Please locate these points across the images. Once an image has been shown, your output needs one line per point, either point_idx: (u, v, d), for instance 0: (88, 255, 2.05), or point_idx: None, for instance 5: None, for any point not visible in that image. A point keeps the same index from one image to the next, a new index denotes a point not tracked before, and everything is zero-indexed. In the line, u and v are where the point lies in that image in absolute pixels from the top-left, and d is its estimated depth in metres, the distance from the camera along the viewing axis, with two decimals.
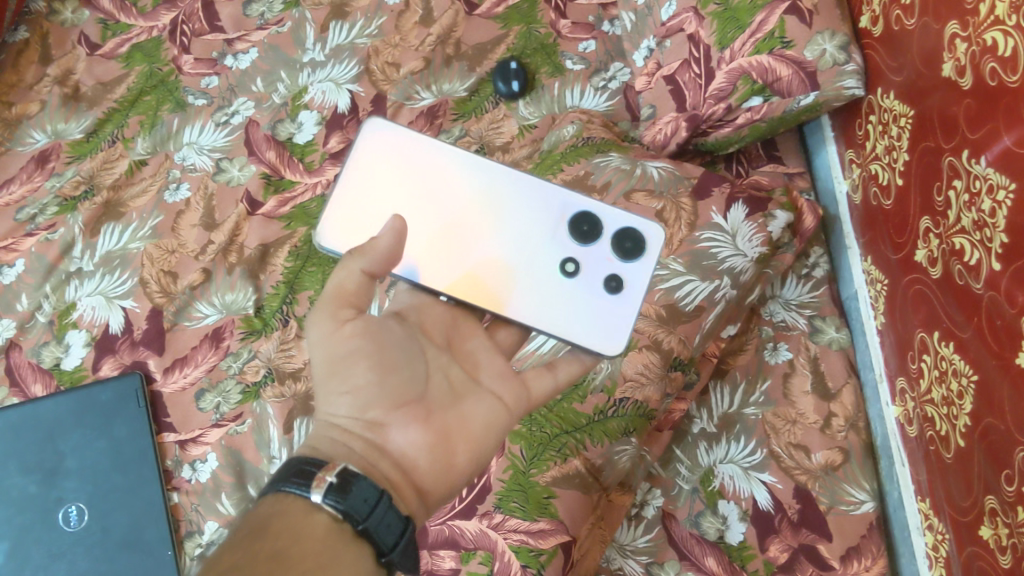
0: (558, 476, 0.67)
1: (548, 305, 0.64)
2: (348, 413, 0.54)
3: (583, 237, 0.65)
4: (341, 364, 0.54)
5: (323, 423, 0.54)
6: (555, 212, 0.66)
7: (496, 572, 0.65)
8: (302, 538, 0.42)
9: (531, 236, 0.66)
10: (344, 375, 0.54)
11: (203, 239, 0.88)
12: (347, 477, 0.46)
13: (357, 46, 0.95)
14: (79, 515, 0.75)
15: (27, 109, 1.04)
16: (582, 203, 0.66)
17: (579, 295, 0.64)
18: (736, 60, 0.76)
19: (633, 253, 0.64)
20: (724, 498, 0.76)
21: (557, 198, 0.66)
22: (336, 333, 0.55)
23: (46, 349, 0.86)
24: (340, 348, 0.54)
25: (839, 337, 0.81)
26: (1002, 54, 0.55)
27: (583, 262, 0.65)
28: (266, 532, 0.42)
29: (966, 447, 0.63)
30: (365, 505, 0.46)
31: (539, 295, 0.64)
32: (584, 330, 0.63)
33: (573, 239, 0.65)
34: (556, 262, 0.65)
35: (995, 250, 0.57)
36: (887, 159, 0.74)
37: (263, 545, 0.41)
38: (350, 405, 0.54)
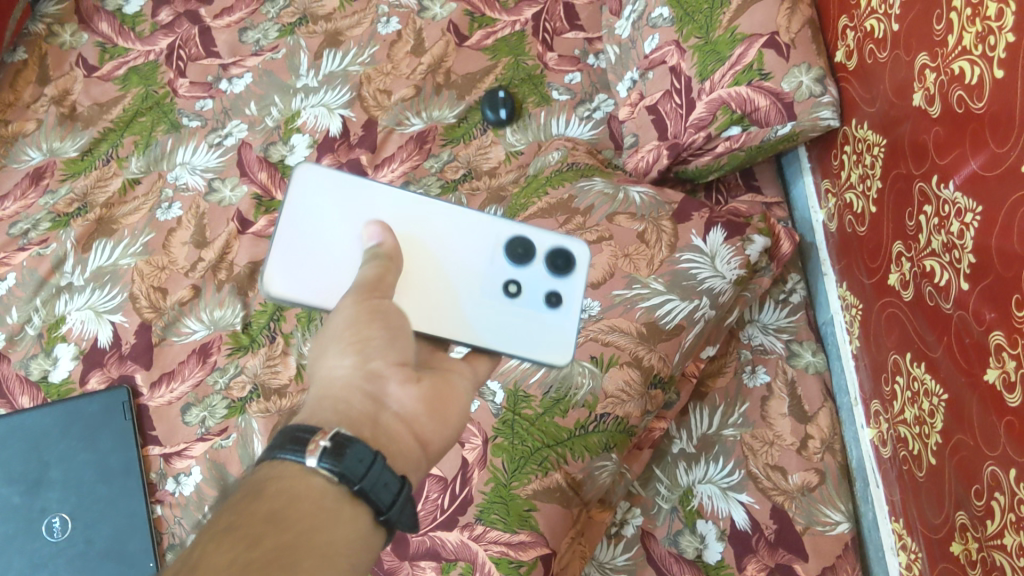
0: (539, 489, 0.67)
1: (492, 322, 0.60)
2: (350, 365, 0.47)
3: (519, 261, 0.62)
4: (362, 324, 0.49)
5: (321, 384, 0.47)
6: (490, 239, 0.62)
7: None
8: (301, 504, 0.39)
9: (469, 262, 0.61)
10: (356, 330, 0.48)
11: (193, 257, 0.90)
12: (342, 439, 0.42)
13: (349, 73, 0.98)
14: (62, 525, 0.76)
15: (24, 128, 1.06)
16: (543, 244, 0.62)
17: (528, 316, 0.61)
18: (716, 91, 0.78)
19: (566, 270, 0.62)
20: (703, 517, 0.77)
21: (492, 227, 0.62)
22: (363, 305, 0.50)
23: (34, 362, 0.87)
24: (364, 312, 0.49)
25: (816, 361, 0.83)
26: (969, 81, 0.57)
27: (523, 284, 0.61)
28: (263, 496, 0.39)
29: (937, 464, 0.65)
30: (360, 465, 0.42)
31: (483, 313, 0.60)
32: (534, 343, 0.60)
33: (509, 263, 0.62)
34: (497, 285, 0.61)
35: (964, 270, 0.59)
36: (861, 187, 0.77)
37: (260, 506, 0.38)
38: (354, 356, 0.48)
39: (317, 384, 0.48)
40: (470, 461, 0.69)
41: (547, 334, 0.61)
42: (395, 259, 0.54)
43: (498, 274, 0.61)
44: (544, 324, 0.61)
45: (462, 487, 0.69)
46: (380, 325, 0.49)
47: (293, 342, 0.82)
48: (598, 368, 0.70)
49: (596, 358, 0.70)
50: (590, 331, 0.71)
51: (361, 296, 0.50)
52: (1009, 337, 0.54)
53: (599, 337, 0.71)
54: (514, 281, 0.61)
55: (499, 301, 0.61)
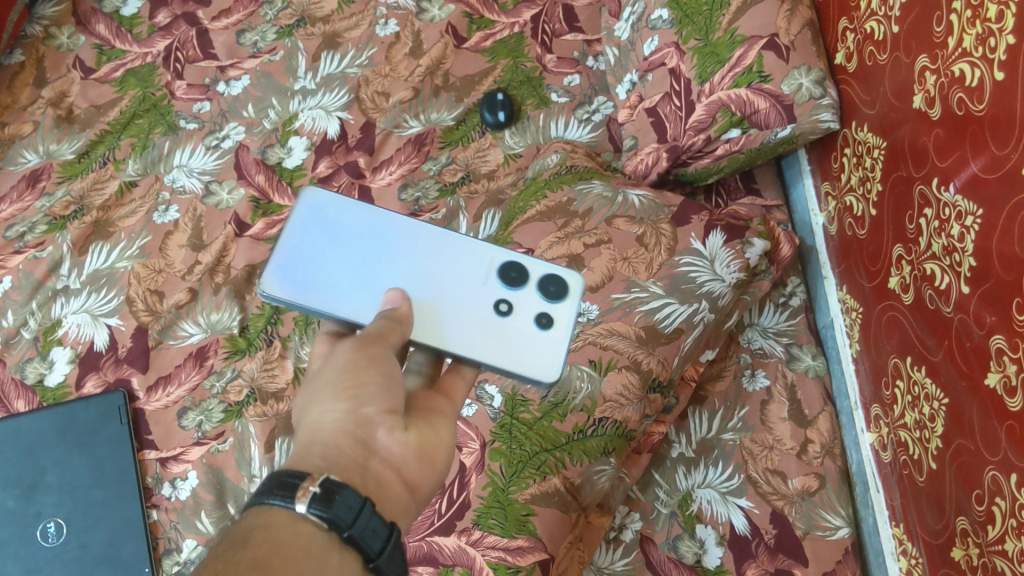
0: (537, 494, 0.67)
1: (483, 341, 0.57)
2: (342, 412, 0.46)
3: (511, 283, 0.59)
4: (360, 372, 0.47)
5: (309, 428, 0.46)
6: (483, 261, 0.60)
7: None
8: (286, 553, 0.37)
9: (461, 281, 0.59)
10: (353, 379, 0.47)
11: (190, 260, 0.89)
12: (331, 484, 0.40)
13: (347, 75, 0.98)
14: (57, 530, 0.75)
15: (20, 130, 1.05)
16: (537, 268, 0.60)
17: (518, 338, 0.58)
18: (716, 93, 0.78)
19: (559, 296, 0.59)
20: (702, 522, 0.76)
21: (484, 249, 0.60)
22: (359, 353, 0.48)
23: (29, 365, 0.86)
24: (361, 359, 0.48)
25: (816, 365, 0.82)
26: (969, 84, 0.57)
27: (516, 305, 0.59)
28: (247, 544, 0.37)
29: (937, 469, 0.64)
30: (349, 512, 0.40)
31: (474, 332, 0.57)
32: (521, 364, 0.57)
33: (502, 284, 0.59)
34: (489, 305, 0.58)
35: (965, 273, 0.59)
36: (862, 190, 0.76)
37: (242, 559, 0.35)
38: (347, 405, 0.46)
39: (304, 432, 0.46)
40: (468, 466, 0.69)
41: (538, 352, 0.58)
42: (405, 323, 0.53)
43: (489, 294, 0.59)
44: (536, 345, 0.58)
45: (459, 491, 0.68)
46: (375, 372, 0.47)
47: (290, 346, 0.81)
48: (596, 372, 0.70)
49: (595, 362, 0.70)
50: (589, 335, 0.71)
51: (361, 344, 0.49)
52: (1010, 341, 0.53)
53: (598, 341, 0.70)
54: (504, 302, 0.59)
55: (487, 323, 0.58)
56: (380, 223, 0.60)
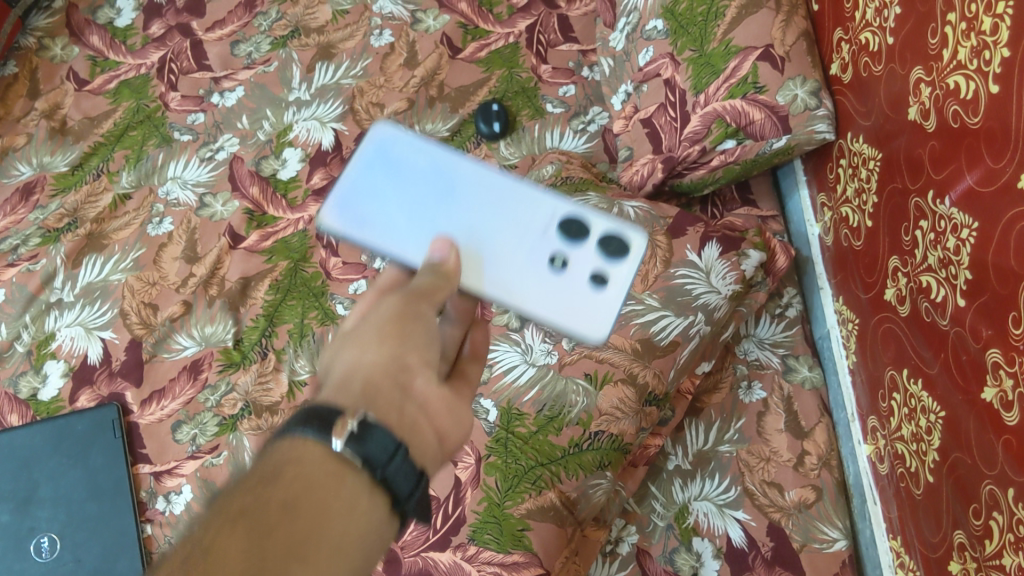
0: (533, 508, 0.66)
1: (531, 296, 0.56)
2: (381, 353, 0.41)
3: (571, 238, 0.57)
4: (404, 321, 0.43)
5: (344, 369, 0.40)
6: (544, 211, 0.58)
7: None
8: (315, 494, 0.33)
9: (519, 228, 0.57)
10: (397, 326, 0.43)
11: (184, 272, 0.89)
12: (367, 421, 0.35)
13: (341, 86, 0.98)
14: (51, 544, 0.75)
15: (14, 142, 1.05)
16: (601, 222, 0.58)
17: (567, 295, 0.57)
18: (710, 104, 0.78)
19: (619, 257, 0.57)
20: (699, 535, 0.76)
21: (546, 198, 0.58)
22: (404, 305, 0.44)
23: (23, 379, 0.86)
24: (407, 310, 0.44)
25: (812, 376, 0.82)
26: (964, 96, 0.57)
27: (572, 260, 0.57)
28: (274, 481, 0.32)
29: (934, 482, 0.64)
30: (384, 452, 0.35)
31: (523, 284, 0.56)
32: (568, 319, 0.56)
33: (561, 237, 0.57)
34: (543, 258, 0.57)
35: (961, 286, 0.59)
36: (857, 202, 0.76)
37: (269, 506, 0.31)
38: (387, 345, 0.41)
39: (337, 374, 0.41)
40: (463, 481, 0.68)
41: (587, 312, 0.56)
42: (454, 279, 0.49)
43: (546, 246, 0.57)
44: (586, 304, 0.56)
45: (454, 506, 0.68)
46: (416, 325, 0.43)
47: (285, 358, 0.81)
48: (592, 386, 0.69)
49: (589, 376, 0.70)
50: (583, 349, 0.71)
51: (412, 298, 0.46)
52: (1006, 354, 0.53)
53: (593, 354, 0.70)
54: (562, 258, 0.57)
55: (541, 277, 0.56)
56: (443, 160, 0.58)
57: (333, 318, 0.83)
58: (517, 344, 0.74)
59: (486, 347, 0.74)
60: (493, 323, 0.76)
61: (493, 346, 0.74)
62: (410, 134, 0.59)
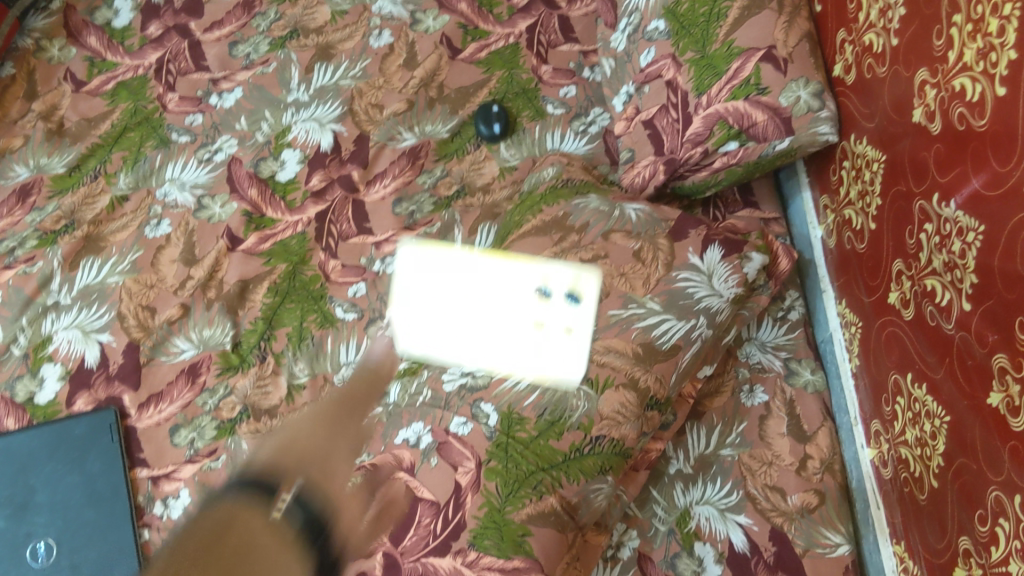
0: (534, 513, 0.63)
1: (513, 354, 0.70)
2: None
3: (545, 301, 0.71)
4: None
5: None
6: (525, 291, 0.72)
7: None
8: None
9: (503, 304, 0.72)
10: None
11: (183, 274, 0.89)
12: None
13: (340, 87, 0.97)
14: (47, 550, 0.74)
15: (11, 143, 1.04)
16: (565, 276, 0.71)
17: (541, 346, 0.69)
18: (713, 105, 0.77)
19: (579, 307, 0.70)
20: (701, 540, 0.74)
21: (527, 280, 0.72)
22: None
23: (20, 383, 0.86)
24: None
25: (815, 379, 0.82)
26: (970, 99, 0.56)
27: (547, 318, 0.70)
28: None
29: (939, 487, 0.64)
30: None
31: (507, 346, 0.70)
32: (539, 368, 0.68)
33: (538, 303, 0.71)
34: (520, 320, 0.71)
35: (966, 290, 0.58)
36: (861, 204, 0.75)
37: None
38: None
39: None
40: (463, 485, 0.64)
41: (558, 359, 0.68)
42: None
43: (523, 313, 0.71)
44: (555, 352, 0.69)
45: (454, 511, 0.63)
46: None
47: (284, 361, 0.82)
48: (593, 390, 0.67)
49: (590, 380, 0.67)
50: (586, 353, 0.68)
51: None
52: (1013, 359, 0.52)
53: (595, 357, 0.68)
54: (540, 319, 0.70)
55: (526, 341, 0.70)
56: (457, 258, 0.77)
57: (332, 322, 0.84)
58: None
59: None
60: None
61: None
62: (433, 253, 0.78)
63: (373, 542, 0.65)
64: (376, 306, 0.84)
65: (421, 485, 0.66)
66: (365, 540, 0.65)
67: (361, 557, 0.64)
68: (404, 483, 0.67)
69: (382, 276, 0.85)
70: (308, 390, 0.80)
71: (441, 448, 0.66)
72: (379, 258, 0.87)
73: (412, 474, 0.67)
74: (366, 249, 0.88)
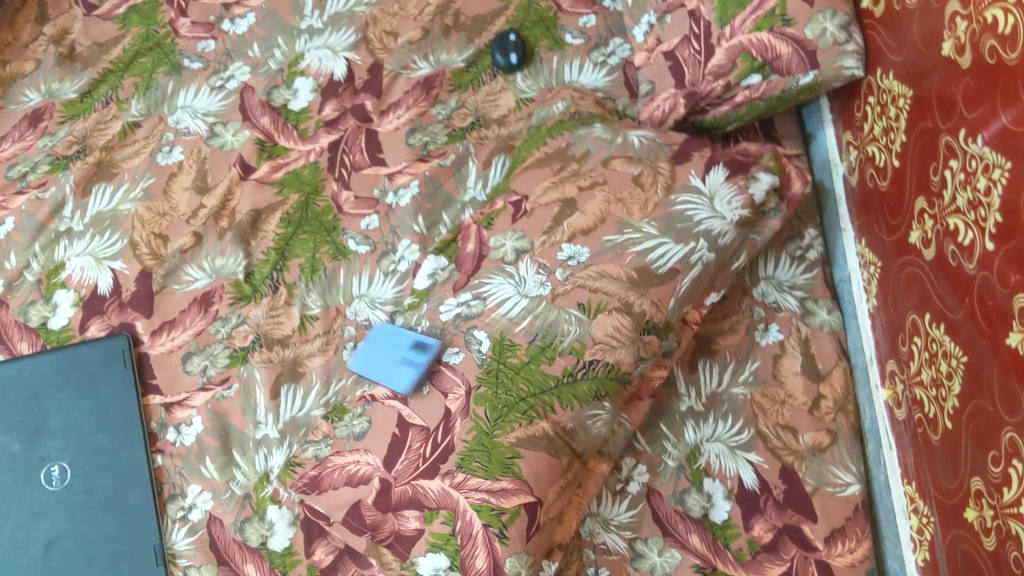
0: (523, 437, 0.62)
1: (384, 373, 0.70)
2: None
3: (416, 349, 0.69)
4: None
5: None
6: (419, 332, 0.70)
7: (459, 532, 0.61)
8: None
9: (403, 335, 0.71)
10: None
11: (195, 203, 0.88)
12: None
13: (355, 14, 0.96)
14: (61, 474, 0.75)
15: (22, 68, 1.03)
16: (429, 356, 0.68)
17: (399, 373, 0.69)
18: (736, 37, 0.76)
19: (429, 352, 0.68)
20: (710, 476, 0.74)
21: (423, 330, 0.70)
22: None
23: (33, 308, 0.86)
24: None
25: (830, 320, 0.80)
26: (1001, 31, 0.54)
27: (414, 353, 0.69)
28: None
29: (953, 428, 0.63)
30: None
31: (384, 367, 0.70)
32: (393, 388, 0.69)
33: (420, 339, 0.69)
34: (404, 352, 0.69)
35: (990, 229, 0.57)
36: (885, 141, 0.74)
37: None
38: None
39: None
40: (453, 411, 0.65)
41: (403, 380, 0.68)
42: None
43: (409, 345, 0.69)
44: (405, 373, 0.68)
45: (443, 434, 0.64)
46: None
47: (296, 292, 0.82)
48: (586, 315, 0.65)
49: (583, 305, 0.65)
50: (578, 279, 0.66)
51: None
52: None
53: (588, 284, 0.66)
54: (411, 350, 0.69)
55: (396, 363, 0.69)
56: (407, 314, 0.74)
57: (345, 254, 0.83)
58: (510, 277, 0.69)
59: (478, 281, 0.70)
60: (488, 259, 0.71)
61: (486, 280, 0.70)
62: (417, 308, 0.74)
63: (370, 468, 0.66)
64: (388, 239, 0.83)
65: (414, 412, 0.67)
66: (363, 467, 0.66)
67: (361, 485, 0.66)
68: (399, 412, 0.67)
69: (395, 209, 0.84)
70: (320, 320, 0.80)
71: (434, 376, 0.67)
72: (391, 190, 0.86)
73: (405, 402, 0.68)
74: (378, 181, 0.87)
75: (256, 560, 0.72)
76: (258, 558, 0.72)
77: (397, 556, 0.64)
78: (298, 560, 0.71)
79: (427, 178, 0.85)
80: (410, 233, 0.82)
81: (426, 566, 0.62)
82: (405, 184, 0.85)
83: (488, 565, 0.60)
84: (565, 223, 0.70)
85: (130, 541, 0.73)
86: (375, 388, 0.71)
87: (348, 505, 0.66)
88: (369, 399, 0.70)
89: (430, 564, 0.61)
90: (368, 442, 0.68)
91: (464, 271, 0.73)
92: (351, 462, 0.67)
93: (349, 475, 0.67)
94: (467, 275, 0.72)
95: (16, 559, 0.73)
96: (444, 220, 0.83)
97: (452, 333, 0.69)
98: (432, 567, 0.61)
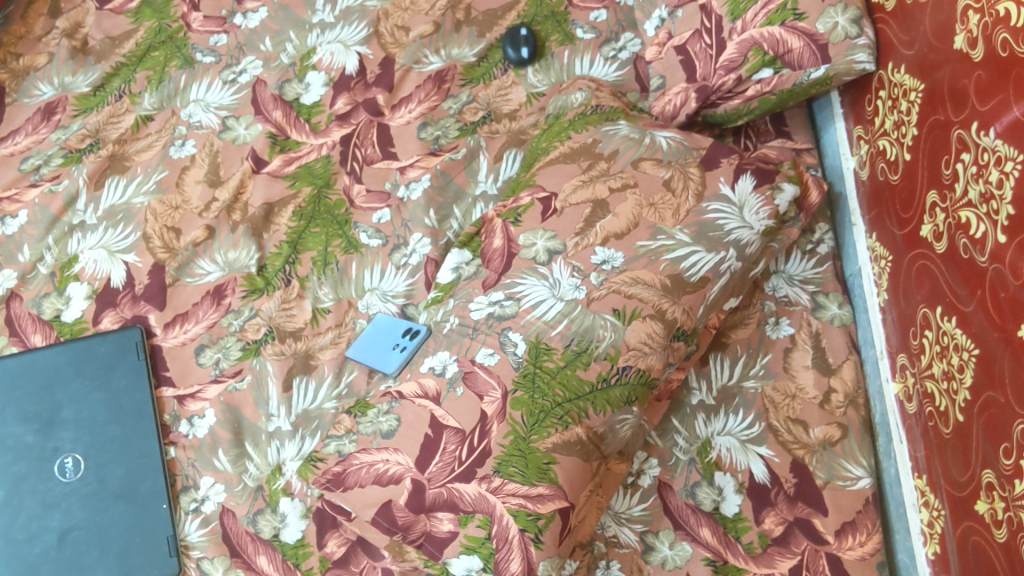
0: (559, 442, 0.62)
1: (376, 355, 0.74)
2: None
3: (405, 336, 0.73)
4: None
5: None
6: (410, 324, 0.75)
7: (495, 536, 0.61)
8: None
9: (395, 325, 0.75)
10: None
11: (207, 196, 0.89)
12: None
13: (366, 8, 0.97)
14: (75, 465, 0.75)
15: (35, 61, 1.04)
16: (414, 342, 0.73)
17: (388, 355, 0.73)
18: (748, 31, 0.76)
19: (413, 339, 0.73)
20: (721, 470, 0.74)
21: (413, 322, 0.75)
22: None
23: (46, 300, 0.86)
24: None
25: (841, 313, 0.81)
26: (1014, 23, 0.54)
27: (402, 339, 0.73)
28: None
29: (965, 421, 0.63)
30: None
31: (375, 350, 0.75)
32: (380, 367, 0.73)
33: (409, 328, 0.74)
34: (395, 338, 0.74)
35: (1002, 221, 0.57)
36: (896, 134, 0.74)
37: None
38: None
39: None
40: (489, 414, 0.64)
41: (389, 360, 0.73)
42: None
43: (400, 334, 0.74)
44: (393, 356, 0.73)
45: (480, 438, 0.63)
46: None
47: (308, 285, 0.83)
48: (620, 321, 0.65)
49: (618, 311, 0.66)
50: (613, 284, 0.66)
51: None
52: None
53: (622, 289, 0.66)
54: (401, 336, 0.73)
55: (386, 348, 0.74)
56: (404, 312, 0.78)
57: (357, 248, 0.84)
58: (544, 278, 0.68)
59: (510, 281, 0.69)
60: (518, 257, 0.70)
61: (518, 280, 0.69)
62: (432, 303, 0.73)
63: (400, 468, 0.65)
64: (399, 232, 0.83)
65: (447, 413, 0.65)
66: (393, 467, 0.65)
67: (391, 485, 0.65)
68: (431, 412, 0.66)
69: (406, 203, 0.84)
70: (332, 313, 0.81)
71: (467, 377, 0.66)
72: (403, 183, 0.86)
73: (437, 402, 0.67)
74: (390, 174, 0.87)
75: (268, 552, 0.72)
76: (271, 550, 0.72)
77: (427, 554, 0.64)
78: (310, 553, 0.71)
79: (438, 171, 0.85)
80: (422, 226, 0.82)
81: (458, 566, 0.62)
82: (417, 177, 0.85)
83: (523, 568, 0.60)
84: (597, 225, 0.69)
85: (143, 532, 0.73)
86: (400, 384, 0.70)
87: (376, 504, 0.65)
88: (396, 396, 0.69)
89: (463, 564, 0.61)
90: (398, 440, 0.67)
91: (492, 267, 0.72)
92: (379, 461, 0.66)
93: (377, 474, 0.66)
94: (497, 273, 0.71)
95: (29, 550, 0.72)
96: (455, 214, 0.83)
97: (485, 333, 0.67)
98: (464, 568, 0.61)
